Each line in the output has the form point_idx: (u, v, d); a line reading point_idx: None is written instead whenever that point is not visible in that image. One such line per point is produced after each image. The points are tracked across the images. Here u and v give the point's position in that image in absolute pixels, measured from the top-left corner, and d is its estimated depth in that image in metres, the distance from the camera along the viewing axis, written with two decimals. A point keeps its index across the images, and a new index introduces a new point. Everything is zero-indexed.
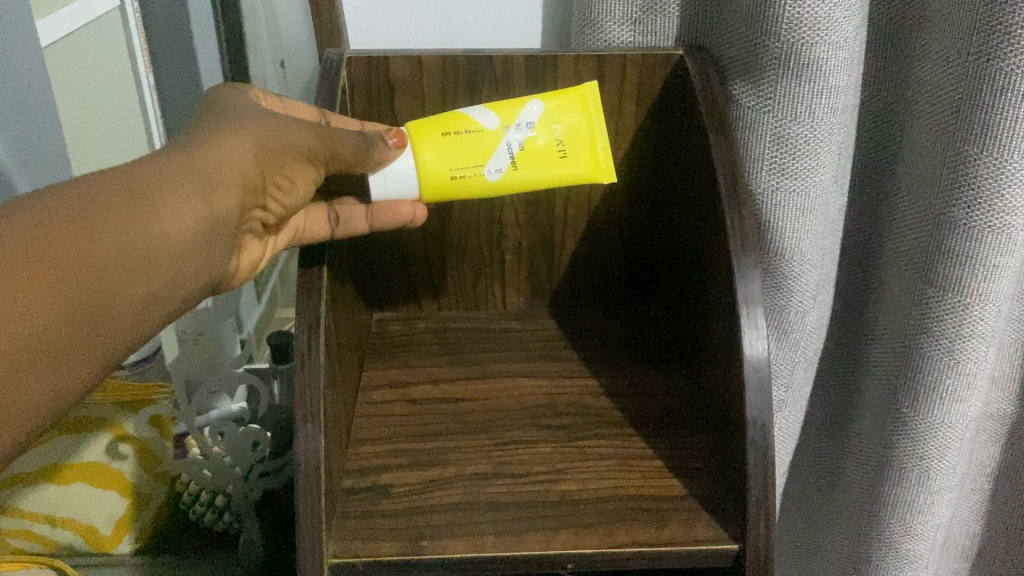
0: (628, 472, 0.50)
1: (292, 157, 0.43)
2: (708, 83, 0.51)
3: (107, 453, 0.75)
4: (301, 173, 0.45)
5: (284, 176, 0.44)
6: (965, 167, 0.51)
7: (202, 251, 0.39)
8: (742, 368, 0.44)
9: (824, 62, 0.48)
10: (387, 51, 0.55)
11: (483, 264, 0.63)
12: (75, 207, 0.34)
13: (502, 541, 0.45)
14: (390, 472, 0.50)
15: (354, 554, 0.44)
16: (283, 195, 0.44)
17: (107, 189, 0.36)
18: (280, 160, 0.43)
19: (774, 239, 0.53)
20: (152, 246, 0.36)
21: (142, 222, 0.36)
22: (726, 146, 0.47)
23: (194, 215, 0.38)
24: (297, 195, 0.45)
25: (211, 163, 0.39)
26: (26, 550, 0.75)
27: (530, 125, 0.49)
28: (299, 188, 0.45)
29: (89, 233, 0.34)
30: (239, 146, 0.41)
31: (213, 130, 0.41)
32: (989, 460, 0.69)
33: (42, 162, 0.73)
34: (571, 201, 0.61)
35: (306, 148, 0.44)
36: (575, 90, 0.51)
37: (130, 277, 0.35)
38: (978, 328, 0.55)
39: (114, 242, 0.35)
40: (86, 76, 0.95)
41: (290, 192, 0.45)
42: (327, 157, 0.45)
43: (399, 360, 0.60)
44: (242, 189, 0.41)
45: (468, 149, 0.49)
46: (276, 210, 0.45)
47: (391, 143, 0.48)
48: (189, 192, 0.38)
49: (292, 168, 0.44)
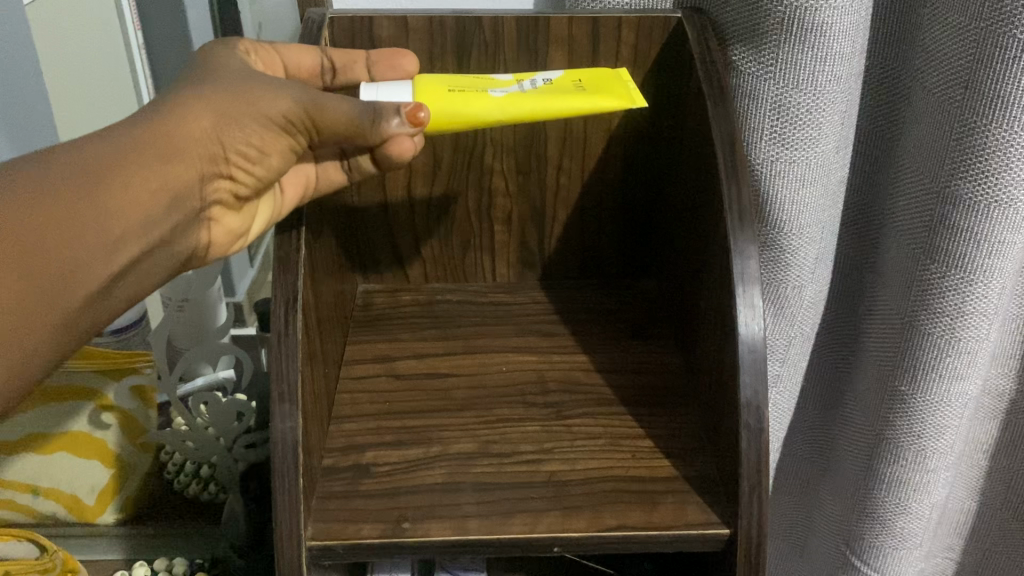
0: (617, 452, 0.48)
1: (258, 124, 0.40)
2: (706, 48, 0.48)
3: (90, 423, 0.74)
4: (274, 143, 0.41)
5: (251, 145, 0.40)
6: (973, 141, 0.50)
7: (163, 228, 0.37)
8: (737, 348, 0.43)
9: (829, 27, 0.46)
10: (371, 11, 0.52)
11: (472, 234, 0.61)
12: (24, 181, 0.33)
13: (487, 523, 0.44)
14: (372, 451, 0.48)
15: (333, 537, 0.43)
16: (252, 164, 0.41)
17: (59, 164, 0.34)
18: (246, 128, 0.39)
19: (773, 212, 0.51)
20: (110, 225, 0.34)
21: (97, 197, 0.34)
22: (725, 117, 0.45)
23: (151, 191, 0.36)
24: (270, 164, 0.42)
25: (175, 129, 0.37)
26: (9, 520, 0.75)
27: (546, 81, 0.48)
28: (271, 156, 0.42)
29: (41, 210, 0.32)
30: (198, 113, 0.38)
31: (181, 96, 0.39)
32: (986, 436, 0.67)
33: (25, 122, 0.70)
34: (562, 168, 0.58)
35: (278, 115, 0.40)
36: (627, 102, 0.45)
37: (91, 257, 0.33)
38: (980, 305, 0.53)
39: (70, 220, 0.33)
40: (82, 42, 0.91)
41: (260, 161, 0.41)
42: (308, 124, 0.41)
43: (384, 333, 0.58)
44: (202, 160, 0.38)
45: (474, 85, 0.47)
46: (246, 179, 0.42)
47: (410, 117, 0.41)
48: (146, 164, 0.36)
49: (262, 138, 0.40)
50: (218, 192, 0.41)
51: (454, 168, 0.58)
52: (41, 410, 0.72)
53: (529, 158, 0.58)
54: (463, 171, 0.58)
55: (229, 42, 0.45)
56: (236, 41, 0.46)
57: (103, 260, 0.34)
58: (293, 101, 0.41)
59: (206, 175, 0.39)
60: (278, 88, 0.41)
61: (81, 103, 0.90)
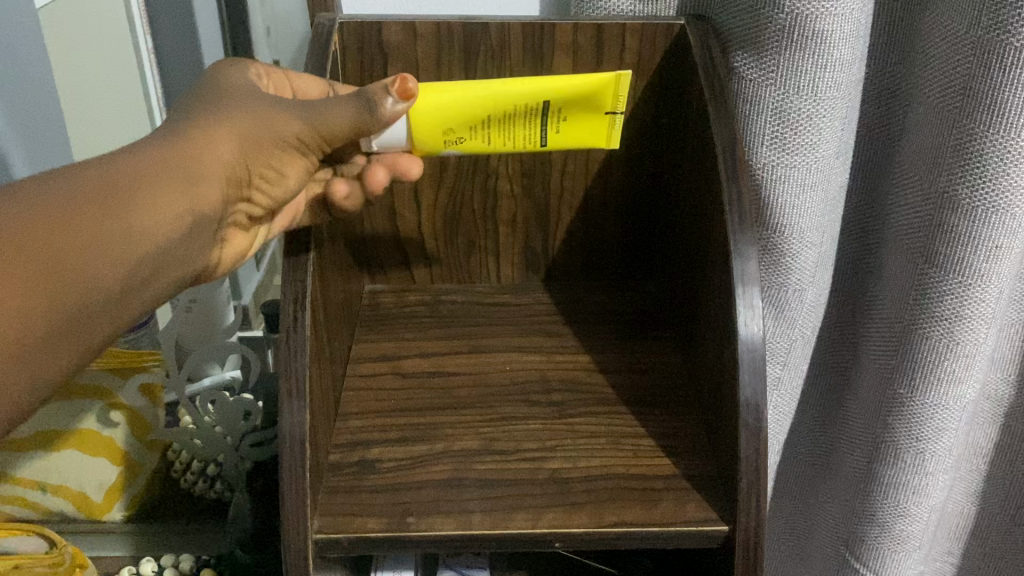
0: (618, 450, 0.49)
1: (279, 147, 0.42)
2: (708, 54, 0.49)
3: (100, 421, 0.74)
4: (291, 164, 0.44)
5: (271, 167, 0.43)
6: (971, 147, 0.50)
7: (184, 245, 0.38)
8: (737, 347, 0.44)
9: (828, 34, 0.47)
10: (380, 17, 0.53)
11: (477, 236, 0.62)
12: (52, 193, 0.33)
13: (490, 517, 0.45)
14: (377, 447, 0.49)
15: (340, 530, 0.44)
16: (271, 186, 0.44)
17: (86, 178, 0.35)
18: (267, 153, 0.42)
19: (773, 216, 0.52)
20: (132, 242, 0.35)
21: (120, 211, 0.34)
22: (727, 123, 0.46)
23: (174, 210, 0.37)
24: (286, 184, 0.44)
25: (199, 154, 0.38)
26: (16, 515, 0.75)
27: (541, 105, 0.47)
28: (289, 176, 0.44)
29: (67, 223, 0.33)
30: (216, 132, 0.40)
31: (201, 113, 0.40)
32: (985, 441, 0.68)
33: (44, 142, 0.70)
34: (567, 172, 0.59)
35: (291, 137, 0.42)
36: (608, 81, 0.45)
37: (112, 271, 0.34)
38: (978, 309, 0.54)
39: (95, 231, 0.33)
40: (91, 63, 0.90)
41: (278, 182, 0.44)
42: (319, 144, 0.43)
43: (391, 333, 0.59)
44: (225, 182, 0.40)
45: None
46: (263, 200, 0.44)
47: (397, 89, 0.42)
48: (169, 186, 0.37)
49: (281, 158, 0.43)
50: (236, 212, 0.44)
51: (459, 171, 0.59)
52: (52, 408, 0.72)
53: (534, 162, 0.59)
54: (469, 174, 0.59)
55: (244, 62, 0.46)
56: (251, 63, 0.47)
57: (122, 274, 0.35)
58: (303, 123, 0.42)
59: (229, 199, 0.41)
60: (289, 109, 0.42)
61: (90, 125, 0.90)
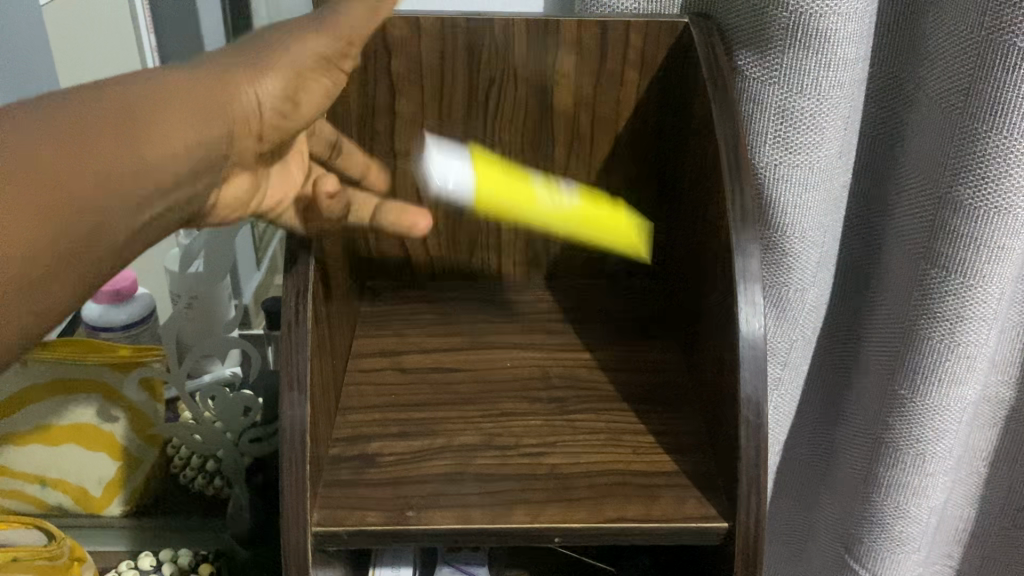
0: (618, 447, 0.49)
1: (309, 67, 0.38)
2: (712, 53, 0.49)
3: (97, 416, 0.73)
4: (317, 91, 0.39)
5: (296, 91, 0.38)
6: (973, 147, 0.51)
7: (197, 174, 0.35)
8: (738, 344, 0.44)
9: (832, 33, 0.47)
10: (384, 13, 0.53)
11: (479, 233, 0.62)
12: (64, 113, 0.31)
13: (490, 512, 0.45)
14: (378, 441, 0.49)
15: (339, 523, 0.44)
16: (288, 114, 0.38)
17: (95, 106, 0.31)
18: (300, 78, 0.38)
19: (775, 215, 0.52)
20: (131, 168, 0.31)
21: (139, 138, 0.32)
22: (729, 121, 0.46)
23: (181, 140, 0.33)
24: (307, 113, 0.39)
25: (234, 90, 0.35)
26: (16, 508, 0.76)
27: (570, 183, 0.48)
28: (310, 103, 0.39)
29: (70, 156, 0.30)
30: (271, 73, 0.36)
31: (253, 48, 0.37)
32: (986, 444, 0.68)
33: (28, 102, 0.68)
34: (570, 170, 0.59)
35: (318, 55, 0.38)
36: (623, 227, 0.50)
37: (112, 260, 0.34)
38: (980, 309, 0.54)
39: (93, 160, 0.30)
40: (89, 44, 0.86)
41: (300, 111, 0.39)
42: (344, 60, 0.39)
43: (392, 328, 0.59)
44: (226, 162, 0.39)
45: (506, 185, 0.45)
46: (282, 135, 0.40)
47: None
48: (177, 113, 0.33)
49: (307, 85, 0.38)
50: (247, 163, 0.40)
51: None
52: (49, 399, 0.72)
53: (537, 159, 0.59)
54: None
55: None
56: None
57: None
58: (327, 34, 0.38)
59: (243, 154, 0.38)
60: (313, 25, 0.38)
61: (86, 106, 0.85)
